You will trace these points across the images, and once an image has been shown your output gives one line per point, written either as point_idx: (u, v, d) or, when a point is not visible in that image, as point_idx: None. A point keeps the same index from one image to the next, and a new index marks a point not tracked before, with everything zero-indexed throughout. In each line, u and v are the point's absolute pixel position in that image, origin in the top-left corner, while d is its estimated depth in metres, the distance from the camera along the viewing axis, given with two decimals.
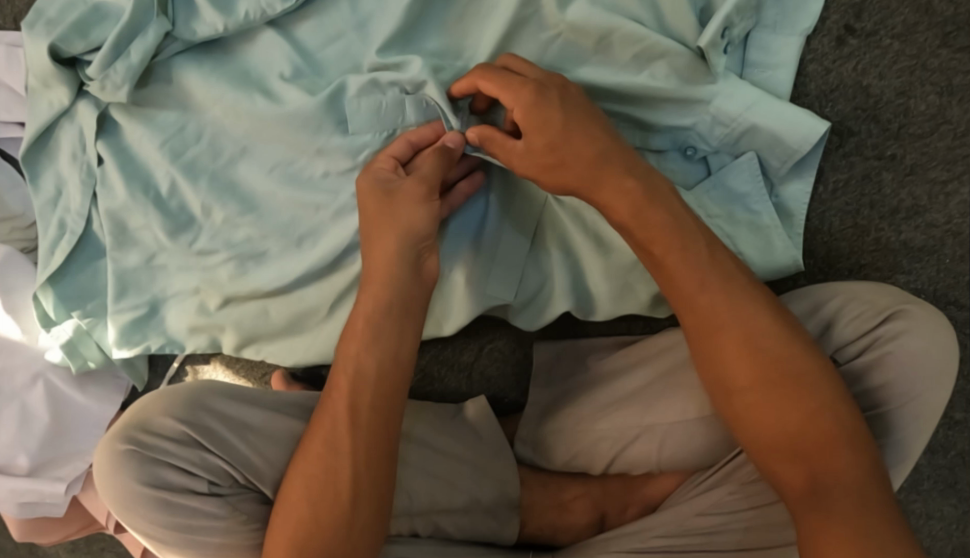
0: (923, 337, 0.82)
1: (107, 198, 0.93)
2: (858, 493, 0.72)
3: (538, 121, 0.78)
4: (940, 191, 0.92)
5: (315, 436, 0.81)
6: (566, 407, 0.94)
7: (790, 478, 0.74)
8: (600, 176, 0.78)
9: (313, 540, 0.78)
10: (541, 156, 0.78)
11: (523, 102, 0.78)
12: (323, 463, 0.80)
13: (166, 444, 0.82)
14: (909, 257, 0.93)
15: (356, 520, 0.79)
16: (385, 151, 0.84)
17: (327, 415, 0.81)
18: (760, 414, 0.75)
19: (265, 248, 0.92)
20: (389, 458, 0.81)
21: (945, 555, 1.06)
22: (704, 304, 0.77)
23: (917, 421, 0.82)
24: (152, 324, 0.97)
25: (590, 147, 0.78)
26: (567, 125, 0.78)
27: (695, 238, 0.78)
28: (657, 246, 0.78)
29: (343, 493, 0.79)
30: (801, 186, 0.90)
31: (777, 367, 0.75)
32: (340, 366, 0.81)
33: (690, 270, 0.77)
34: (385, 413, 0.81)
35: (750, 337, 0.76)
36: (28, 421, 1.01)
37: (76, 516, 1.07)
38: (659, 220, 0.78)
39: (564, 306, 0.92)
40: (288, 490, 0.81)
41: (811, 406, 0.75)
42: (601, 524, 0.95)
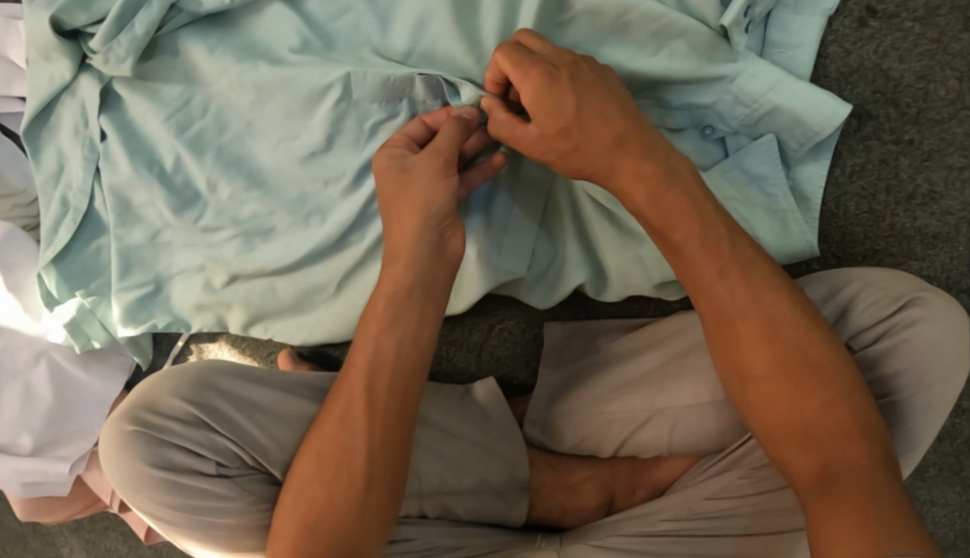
0: (939, 326, 0.81)
1: (111, 173, 0.91)
2: (870, 483, 0.71)
3: (552, 106, 0.75)
4: (957, 178, 0.90)
5: (330, 414, 0.81)
6: (577, 389, 0.93)
7: (802, 468, 0.74)
8: (616, 161, 0.76)
9: (321, 521, 0.78)
10: (556, 141, 0.76)
11: (533, 85, 0.75)
12: (338, 443, 0.79)
13: (173, 424, 0.81)
14: (924, 244, 0.92)
15: (369, 500, 0.79)
16: (400, 131, 0.82)
17: (343, 395, 0.80)
18: (773, 401, 0.75)
19: (272, 225, 0.90)
20: (405, 442, 0.80)
21: (947, 542, 1.06)
22: (721, 293, 0.76)
23: (929, 411, 0.81)
24: (157, 301, 0.96)
25: (609, 132, 0.76)
26: (581, 109, 0.75)
27: (714, 226, 0.77)
28: (675, 232, 0.77)
29: (357, 472, 0.79)
30: (816, 169, 0.88)
31: (795, 357, 0.75)
32: (357, 347, 0.81)
33: (710, 256, 0.76)
34: (403, 397, 0.80)
35: (766, 324, 0.75)
36: (32, 400, 1.00)
37: (80, 495, 1.06)
38: (677, 203, 0.76)
39: (578, 279, 0.90)
40: (298, 471, 0.81)
41: (825, 395, 0.74)
42: (609, 507, 0.94)
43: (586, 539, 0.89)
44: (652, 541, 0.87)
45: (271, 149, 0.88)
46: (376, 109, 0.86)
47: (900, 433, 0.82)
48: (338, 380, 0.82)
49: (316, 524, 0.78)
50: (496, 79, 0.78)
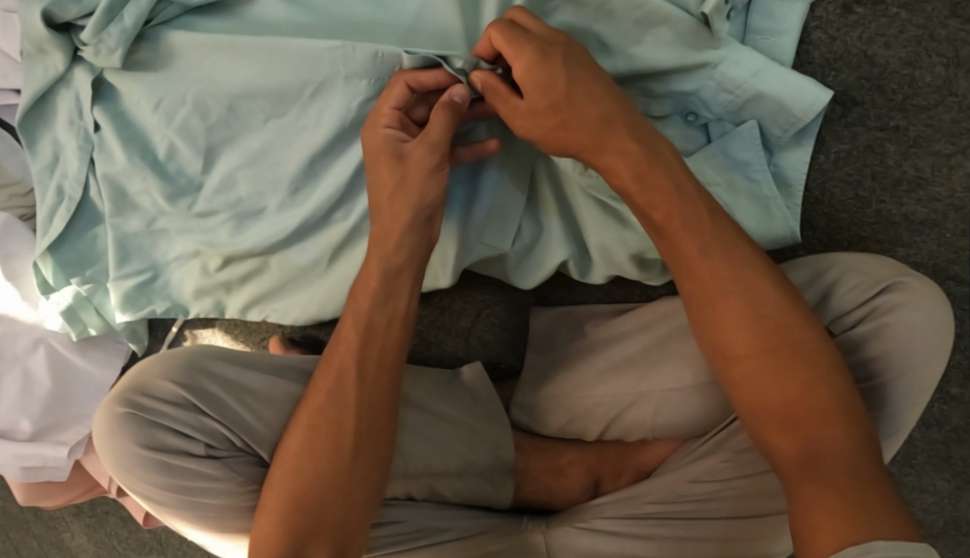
0: (919, 310, 0.82)
1: (106, 161, 0.93)
2: (849, 463, 0.72)
3: (542, 81, 0.77)
4: (944, 164, 0.90)
5: (318, 388, 0.83)
6: (562, 372, 0.95)
7: (784, 449, 0.75)
8: (603, 137, 0.79)
9: (311, 495, 0.80)
10: (543, 117, 0.79)
11: (525, 61, 0.77)
12: (325, 415, 0.82)
13: (164, 407, 0.83)
14: (910, 230, 0.93)
15: (356, 471, 0.81)
16: (388, 105, 0.82)
17: (332, 368, 0.83)
18: (757, 381, 0.76)
19: (263, 205, 0.92)
20: (390, 416, 0.83)
21: (936, 528, 1.07)
22: (705, 270, 0.78)
23: (910, 395, 0.82)
24: (156, 288, 0.98)
25: (597, 108, 0.78)
26: (572, 84, 0.78)
27: (693, 204, 0.79)
28: (654, 211, 0.79)
29: (346, 443, 0.81)
30: (801, 155, 0.89)
31: (778, 334, 0.76)
32: (344, 319, 0.84)
33: (691, 235, 0.78)
34: (389, 371, 0.83)
35: (752, 304, 0.77)
36: (31, 386, 1.03)
37: (79, 480, 1.09)
38: (660, 182, 0.79)
39: (561, 255, 0.91)
40: (287, 446, 0.83)
41: (808, 374, 0.75)
42: (595, 490, 0.95)
43: (570, 522, 0.91)
44: (636, 522, 0.88)
45: (260, 136, 0.89)
46: (365, 86, 0.86)
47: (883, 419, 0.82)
48: (324, 355, 0.84)
49: (304, 497, 0.80)
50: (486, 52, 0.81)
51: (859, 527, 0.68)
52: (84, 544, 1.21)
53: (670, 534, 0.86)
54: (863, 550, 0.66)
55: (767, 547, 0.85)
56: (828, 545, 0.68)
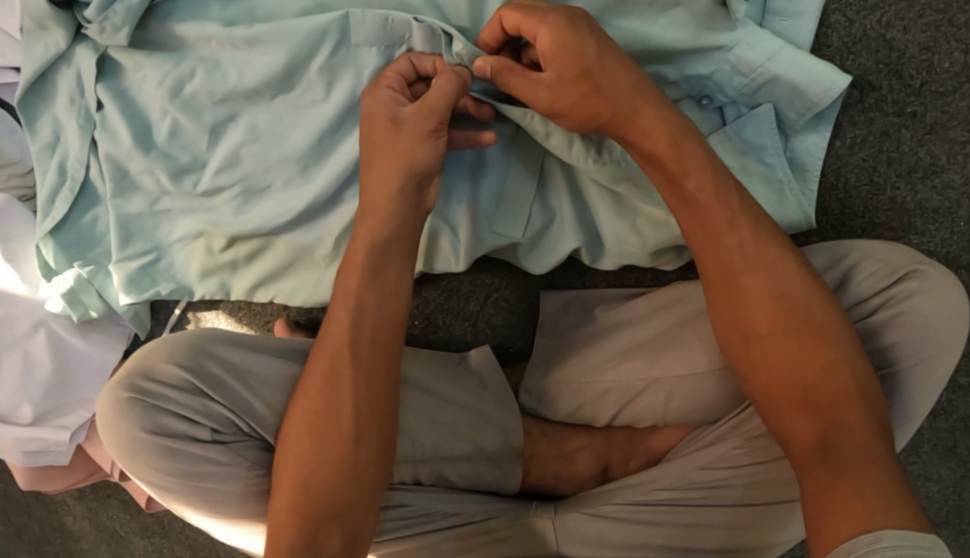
0: (935, 297, 0.80)
1: (108, 141, 0.91)
2: (865, 448, 0.71)
3: (571, 48, 0.75)
4: (960, 151, 0.88)
5: (314, 372, 0.82)
6: (571, 356, 0.92)
7: (801, 433, 0.74)
8: (633, 106, 0.77)
9: (315, 480, 0.80)
10: (573, 83, 0.77)
11: (551, 26, 0.75)
12: (323, 398, 0.81)
13: (168, 391, 0.82)
14: (924, 218, 0.90)
15: (361, 456, 0.81)
16: (391, 70, 0.82)
17: (327, 349, 0.82)
18: (778, 361, 0.76)
19: (268, 182, 0.90)
20: (390, 396, 0.82)
21: (939, 517, 1.06)
22: (729, 246, 0.77)
23: (926, 381, 0.81)
24: (159, 269, 0.96)
25: (625, 77, 0.77)
26: (601, 53, 0.76)
27: (723, 180, 0.78)
28: (687, 181, 0.78)
29: (347, 427, 0.80)
30: (816, 140, 0.87)
31: (790, 316, 0.76)
32: (335, 301, 0.83)
33: (721, 209, 0.78)
34: (390, 354, 0.83)
35: (773, 285, 0.77)
36: (32, 370, 0.98)
37: (81, 465, 1.06)
38: (694, 153, 0.78)
39: (572, 242, 0.90)
40: (289, 432, 0.82)
41: (828, 356, 0.75)
42: (604, 475, 0.94)
43: (576, 506, 0.91)
44: (645, 508, 0.88)
45: (267, 113, 0.88)
46: (373, 54, 0.85)
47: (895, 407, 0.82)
48: (318, 337, 0.84)
49: (308, 482, 0.79)
50: (493, 37, 0.79)
51: (872, 511, 0.67)
52: (85, 527, 1.21)
53: (681, 520, 0.87)
54: (876, 536, 0.65)
55: (777, 536, 0.85)
56: (842, 530, 0.67)
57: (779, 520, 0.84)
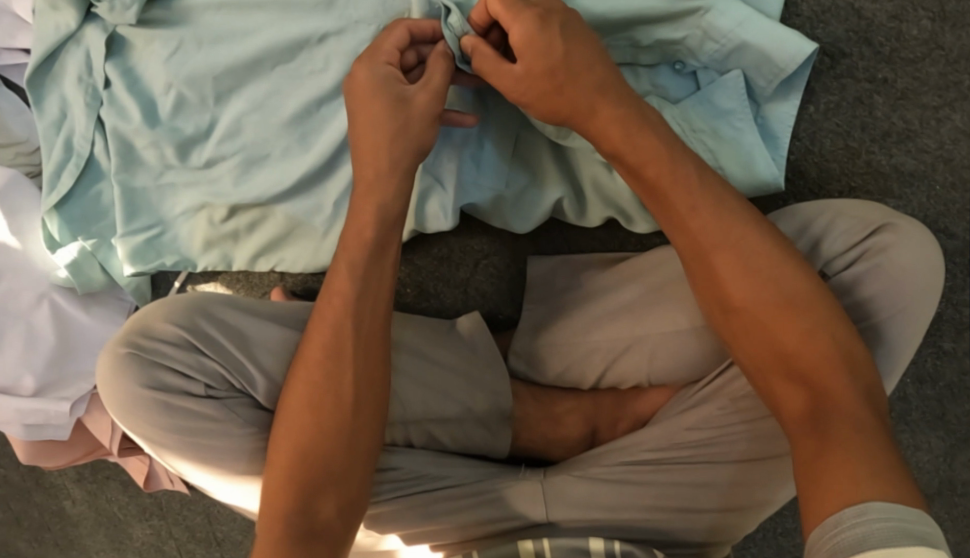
0: (911, 249, 0.83)
1: (115, 116, 0.95)
2: (852, 415, 0.72)
3: (540, 46, 0.79)
4: (932, 117, 0.91)
5: (312, 342, 0.84)
6: (557, 322, 0.94)
7: (792, 402, 0.76)
8: (596, 103, 0.81)
9: (311, 455, 0.81)
10: (540, 80, 0.80)
11: (524, 24, 0.78)
12: (323, 369, 0.83)
13: (165, 347, 0.85)
14: (900, 182, 0.93)
15: (361, 427, 0.83)
16: (388, 42, 0.82)
17: (326, 321, 0.84)
18: (759, 332, 0.78)
19: (268, 152, 0.94)
20: (385, 367, 0.85)
21: (931, 487, 1.08)
22: (695, 226, 0.80)
23: (904, 334, 0.83)
24: (164, 243, 0.99)
25: (592, 74, 0.81)
26: (567, 50, 0.79)
27: (685, 166, 0.81)
28: (646, 170, 0.81)
29: (346, 400, 0.82)
30: (788, 107, 0.90)
31: (774, 289, 0.78)
32: (337, 270, 0.84)
33: (681, 190, 0.81)
34: (381, 318, 0.85)
35: (743, 257, 0.79)
36: (35, 343, 1.00)
37: (81, 441, 1.08)
38: (649, 143, 0.81)
39: (557, 195, 0.93)
40: (290, 405, 0.83)
41: (806, 326, 0.77)
42: (592, 439, 0.96)
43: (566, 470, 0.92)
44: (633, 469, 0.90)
45: (266, 85, 0.92)
46: (368, 29, 0.89)
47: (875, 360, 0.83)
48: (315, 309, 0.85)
49: (305, 455, 0.81)
50: (481, 20, 0.81)
51: (853, 485, 0.67)
52: (85, 512, 1.21)
53: (664, 481, 0.88)
54: (859, 511, 0.65)
55: (773, 492, 0.86)
56: (833, 491, 0.67)
57: (764, 479, 0.86)
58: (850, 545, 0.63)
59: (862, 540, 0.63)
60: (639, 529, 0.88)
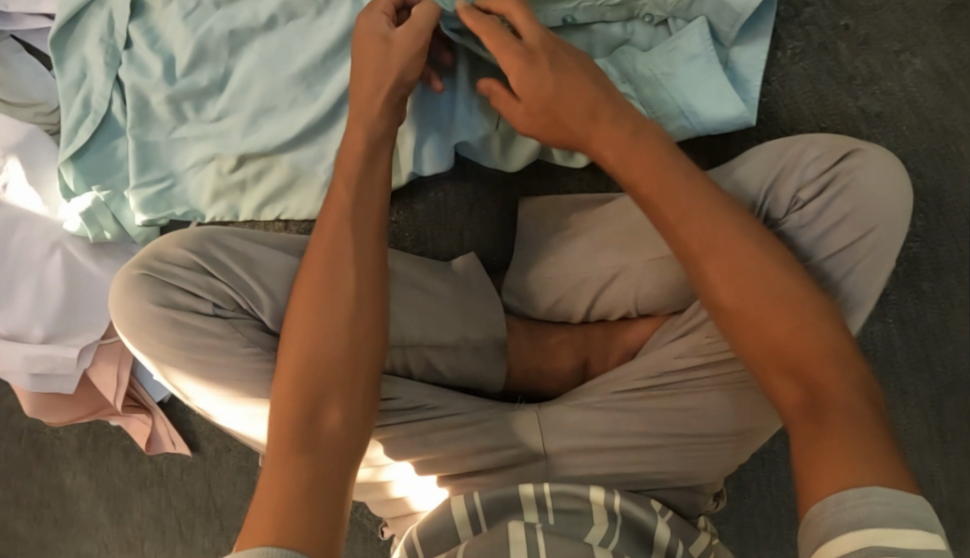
0: (877, 173, 0.87)
1: (133, 73, 1.01)
2: (846, 405, 0.71)
3: (531, 88, 0.85)
4: (894, 60, 0.96)
5: (309, 271, 0.88)
6: (544, 257, 0.98)
7: (787, 395, 0.74)
8: (591, 128, 0.84)
9: (311, 371, 0.84)
10: (538, 116, 0.86)
11: (514, 68, 0.85)
12: (320, 296, 0.86)
13: (176, 268, 0.90)
14: (868, 122, 0.97)
15: (360, 348, 0.86)
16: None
17: (320, 254, 0.88)
18: (753, 330, 0.76)
19: (275, 104, 0.99)
20: (382, 290, 0.89)
21: (922, 437, 1.09)
22: (687, 227, 0.79)
23: (873, 256, 0.87)
24: (174, 195, 1.04)
25: (582, 103, 0.84)
26: (558, 84, 0.84)
27: (674, 173, 0.80)
28: (638, 188, 0.81)
29: (344, 320, 0.86)
30: (755, 52, 0.95)
31: (767, 296, 0.76)
32: (335, 189, 0.91)
33: (669, 198, 0.79)
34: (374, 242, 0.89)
35: (735, 262, 0.77)
36: (45, 291, 1.04)
37: (84, 399, 1.10)
38: (641, 159, 0.81)
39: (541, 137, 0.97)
40: (293, 325, 0.87)
41: (800, 324, 0.75)
42: (583, 370, 1.00)
43: (560, 410, 0.95)
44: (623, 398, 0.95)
45: (275, 40, 0.98)
46: None
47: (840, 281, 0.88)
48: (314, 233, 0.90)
49: (306, 372, 0.83)
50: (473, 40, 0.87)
51: (853, 467, 0.67)
52: (84, 485, 1.21)
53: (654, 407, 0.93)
54: (865, 492, 0.65)
55: (756, 422, 0.91)
56: (828, 478, 0.67)
57: (748, 410, 0.91)
58: (853, 521, 0.64)
59: (863, 520, 0.63)
60: (631, 465, 0.93)
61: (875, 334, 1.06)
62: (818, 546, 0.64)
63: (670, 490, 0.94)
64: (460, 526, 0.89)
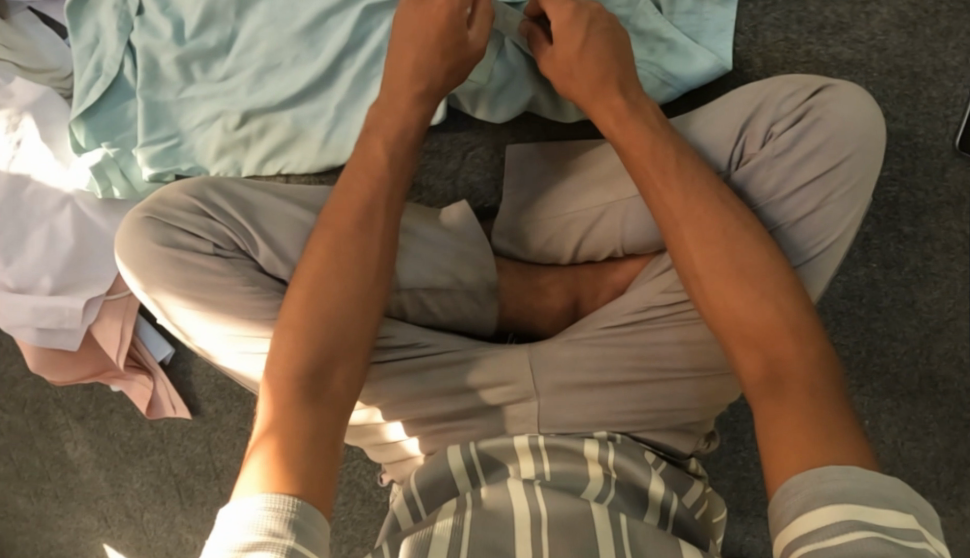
0: (848, 106, 0.91)
1: (144, 36, 1.04)
2: (808, 384, 0.78)
3: (566, 37, 0.94)
4: (861, 10, 1.03)
5: (325, 229, 0.91)
6: (537, 202, 1.02)
7: (752, 374, 0.81)
8: (603, 87, 0.93)
9: (325, 321, 0.87)
10: (559, 63, 0.95)
11: (558, 17, 0.94)
12: (333, 256, 0.89)
13: (179, 212, 0.91)
14: (839, 70, 1.04)
15: (366, 310, 0.89)
16: None
17: (341, 214, 0.91)
18: (732, 310, 0.83)
19: (279, 60, 1.03)
20: (391, 257, 0.92)
21: (914, 383, 1.11)
22: (682, 216, 0.88)
23: (849, 186, 0.92)
24: (181, 152, 1.06)
25: (602, 66, 0.93)
26: (587, 44, 0.93)
27: (665, 156, 0.90)
28: (631, 151, 0.91)
29: (355, 281, 0.89)
30: (727, 12, 1.01)
31: (749, 284, 0.84)
32: (369, 146, 0.94)
33: (668, 188, 0.88)
34: (391, 212, 0.92)
35: (728, 252, 0.85)
36: (55, 243, 1.07)
37: (90, 358, 1.12)
38: (640, 130, 0.91)
39: (528, 92, 1.02)
40: (303, 274, 0.89)
41: (775, 315, 0.82)
42: (575, 309, 1.03)
43: (551, 350, 0.97)
44: (611, 332, 0.97)
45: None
46: None
47: (818, 210, 0.92)
48: (339, 189, 0.93)
49: (320, 322, 0.86)
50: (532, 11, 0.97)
51: (821, 443, 0.74)
52: (87, 454, 1.21)
53: (641, 342, 0.96)
54: (843, 471, 0.71)
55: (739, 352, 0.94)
56: (788, 448, 0.75)
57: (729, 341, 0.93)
58: (834, 495, 0.69)
59: (844, 493, 0.69)
60: (620, 406, 0.95)
61: (861, 279, 1.10)
62: (797, 516, 0.70)
63: (651, 435, 0.96)
64: (458, 478, 0.91)
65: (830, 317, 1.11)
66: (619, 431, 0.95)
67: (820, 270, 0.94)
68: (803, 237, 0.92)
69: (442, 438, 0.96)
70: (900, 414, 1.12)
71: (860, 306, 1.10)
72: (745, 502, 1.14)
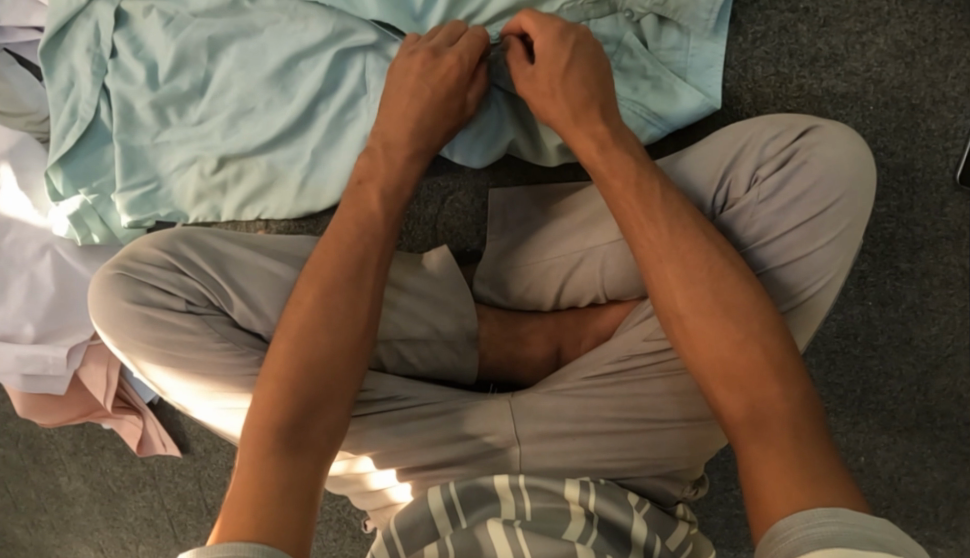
0: (835, 148, 0.86)
1: (118, 81, 1.02)
2: (790, 426, 0.74)
3: (548, 56, 0.90)
4: (856, 41, 1.01)
5: (312, 273, 0.86)
6: (517, 246, 1.00)
7: (733, 415, 0.76)
8: (580, 114, 0.89)
9: (305, 371, 0.82)
10: (540, 83, 0.91)
11: (545, 37, 0.90)
12: (317, 299, 0.84)
13: (150, 268, 0.89)
14: (834, 104, 1.01)
15: (349, 356, 0.84)
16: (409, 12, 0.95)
17: (327, 257, 0.86)
18: (726, 353, 0.78)
19: (253, 105, 1.01)
20: (377, 303, 0.87)
21: (910, 419, 1.08)
22: (682, 252, 0.81)
23: (837, 231, 0.86)
24: (159, 197, 1.05)
25: (582, 90, 0.89)
26: (571, 64, 0.89)
27: (648, 183, 0.84)
28: (612, 179, 0.86)
29: (340, 326, 0.84)
30: (716, 48, 0.98)
31: (749, 327, 0.78)
32: (363, 187, 0.90)
33: (656, 223, 0.82)
34: (382, 258, 0.88)
35: (732, 295, 0.79)
36: (36, 291, 1.09)
37: (76, 402, 1.14)
38: (622, 158, 0.86)
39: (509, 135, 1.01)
40: (288, 319, 0.84)
41: (772, 360, 0.77)
42: (558, 357, 1.01)
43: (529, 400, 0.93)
44: (592, 382, 0.93)
45: (251, 44, 1.00)
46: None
47: (805, 258, 0.86)
48: (327, 234, 0.88)
49: (300, 372, 0.81)
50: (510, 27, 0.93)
51: (807, 494, 0.69)
52: (80, 488, 1.23)
53: (624, 391, 0.92)
54: (831, 514, 0.67)
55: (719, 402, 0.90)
56: (775, 500, 0.70)
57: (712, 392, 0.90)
58: (818, 539, 0.65)
59: (830, 539, 0.65)
60: (601, 456, 0.91)
61: (856, 317, 1.07)
62: None
63: (634, 486, 0.92)
64: (436, 518, 0.85)
65: (824, 356, 1.08)
66: (604, 478, 0.91)
67: (810, 315, 0.88)
68: (787, 288, 0.86)
69: (426, 485, 0.92)
70: (897, 450, 1.09)
71: (855, 344, 1.07)
72: (738, 537, 1.14)
